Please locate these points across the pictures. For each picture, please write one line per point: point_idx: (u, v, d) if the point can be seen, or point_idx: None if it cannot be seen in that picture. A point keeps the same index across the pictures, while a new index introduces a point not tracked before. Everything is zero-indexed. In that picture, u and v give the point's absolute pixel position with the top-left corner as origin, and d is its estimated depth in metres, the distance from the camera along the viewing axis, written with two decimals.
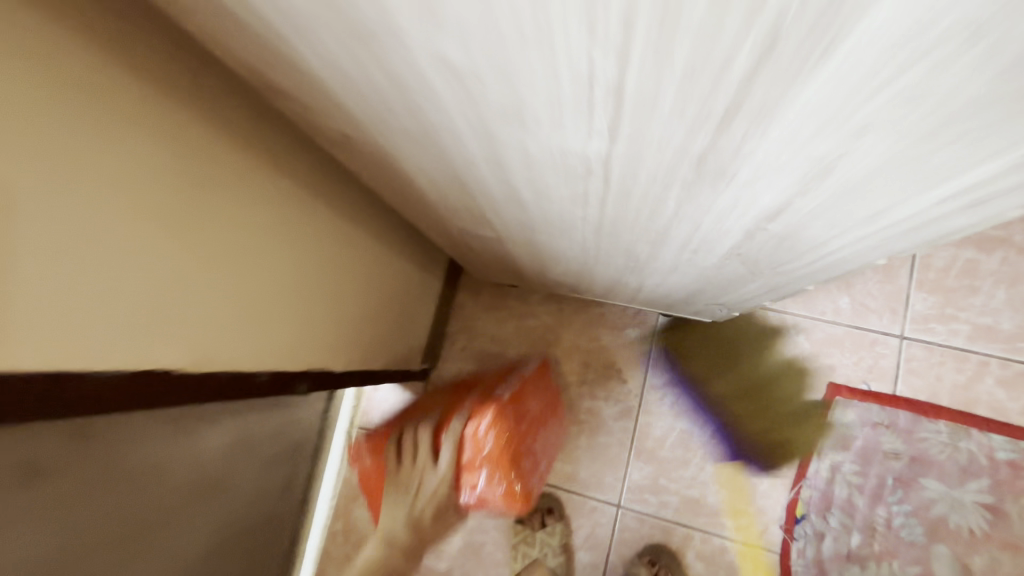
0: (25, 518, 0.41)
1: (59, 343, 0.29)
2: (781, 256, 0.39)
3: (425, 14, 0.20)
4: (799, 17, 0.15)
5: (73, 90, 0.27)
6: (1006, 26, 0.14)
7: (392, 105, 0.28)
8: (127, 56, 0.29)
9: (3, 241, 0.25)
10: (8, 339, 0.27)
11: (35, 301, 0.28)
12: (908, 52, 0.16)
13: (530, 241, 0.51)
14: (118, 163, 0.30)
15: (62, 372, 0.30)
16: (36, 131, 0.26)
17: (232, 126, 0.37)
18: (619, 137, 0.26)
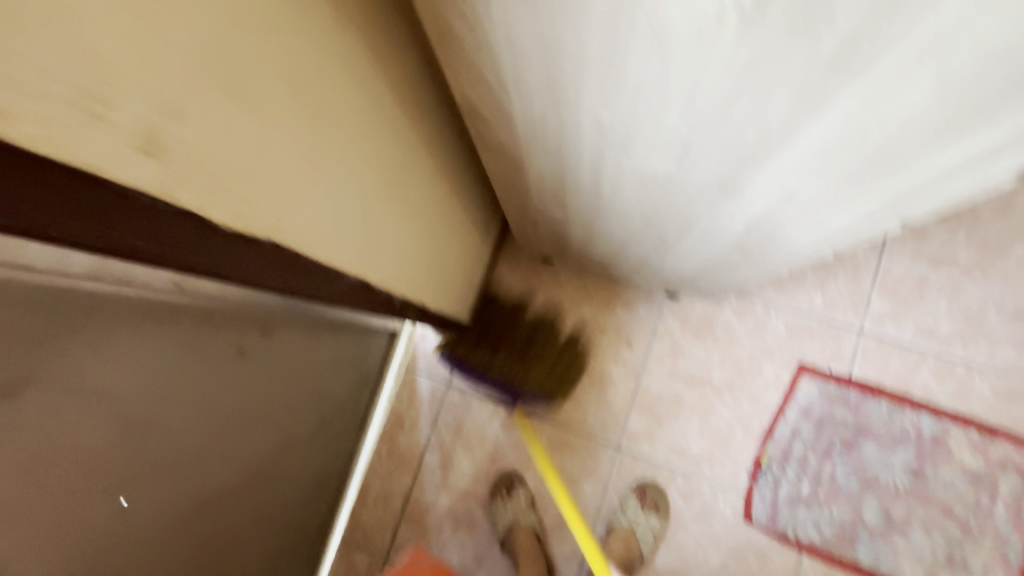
0: (236, 381, 0.64)
1: (342, 255, 0.48)
2: (768, 246, 0.59)
3: (596, 103, 0.39)
4: (776, 131, 0.35)
5: (395, 111, 0.45)
6: (859, 146, 0.34)
7: (544, 133, 0.47)
8: (419, 88, 0.47)
9: (349, 199, 0.44)
10: (336, 253, 0.47)
11: (350, 232, 0.47)
12: (826, 150, 0.36)
13: (590, 223, 0.71)
14: (396, 152, 0.48)
15: (342, 276, 0.50)
16: (377, 135, 0.44)
17: (441, 126, 0.55)
18: (679, 166, 0.45)
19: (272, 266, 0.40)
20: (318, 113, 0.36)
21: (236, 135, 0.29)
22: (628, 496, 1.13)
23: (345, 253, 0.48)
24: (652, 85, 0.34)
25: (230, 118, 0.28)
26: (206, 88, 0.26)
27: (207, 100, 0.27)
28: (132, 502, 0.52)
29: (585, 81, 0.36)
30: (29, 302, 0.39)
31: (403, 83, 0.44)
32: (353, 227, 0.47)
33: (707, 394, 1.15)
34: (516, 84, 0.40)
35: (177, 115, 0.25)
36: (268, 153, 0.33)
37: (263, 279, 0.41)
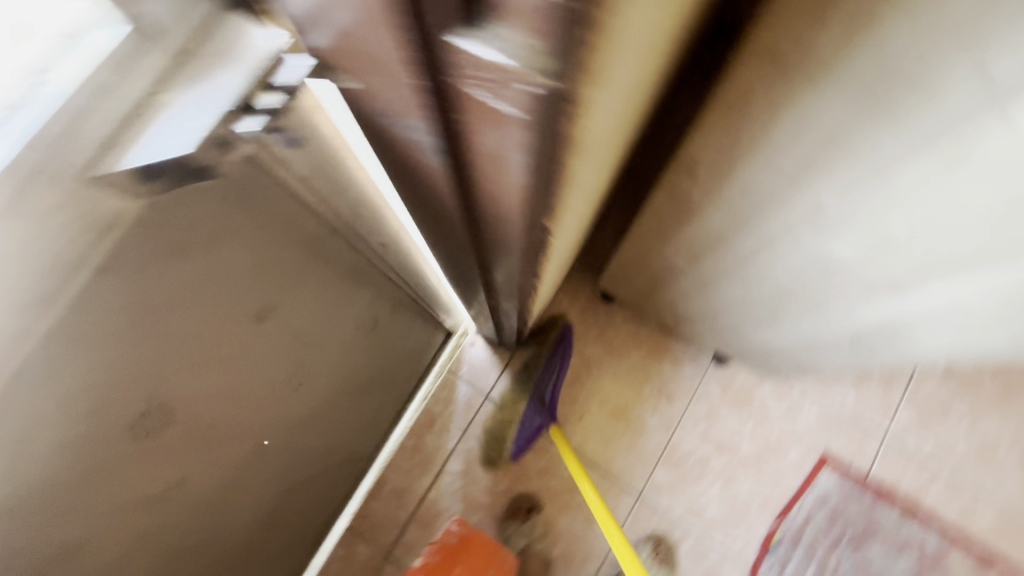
0: (360, 350, 0.66)
1: (551, 259, 0.51)
2: (886, 342, 0.65)
3: (835, 189, 0.44)
4: (1002, 251, 0.41)
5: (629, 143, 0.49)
6: None
7: (746, 200, 0.52)
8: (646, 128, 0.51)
9: (583, 213, 0.48)
10: (553, 258, 0.50)
11: (566, 242, 0.51)
12: None
13: (708, 280, 0.76)
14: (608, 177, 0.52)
15: (539, 278, 0.53)
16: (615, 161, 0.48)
17: (629, 161, 0.59)
18: (864, 257, 0.51)
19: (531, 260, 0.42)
20: (624, 139, 0.40)
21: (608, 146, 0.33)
22: (641, 544, 1.15)
23: (555, 257, 0.52)
24: (911, 190, 0.40)
25: (618, 134, 0.32)
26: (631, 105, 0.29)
27: (626, 113, 0.30)
28: (269, 441, 0.54)
29: (842, 171, 0.42)
30: (311, 235, 0.39)
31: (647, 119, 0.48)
32: (569, 237, 0.51)
33: (734, 463, 1.19)
34: (765, 155, 0.45)
35: (620, 120, 0.28)
36: (604, 164, 0.36)
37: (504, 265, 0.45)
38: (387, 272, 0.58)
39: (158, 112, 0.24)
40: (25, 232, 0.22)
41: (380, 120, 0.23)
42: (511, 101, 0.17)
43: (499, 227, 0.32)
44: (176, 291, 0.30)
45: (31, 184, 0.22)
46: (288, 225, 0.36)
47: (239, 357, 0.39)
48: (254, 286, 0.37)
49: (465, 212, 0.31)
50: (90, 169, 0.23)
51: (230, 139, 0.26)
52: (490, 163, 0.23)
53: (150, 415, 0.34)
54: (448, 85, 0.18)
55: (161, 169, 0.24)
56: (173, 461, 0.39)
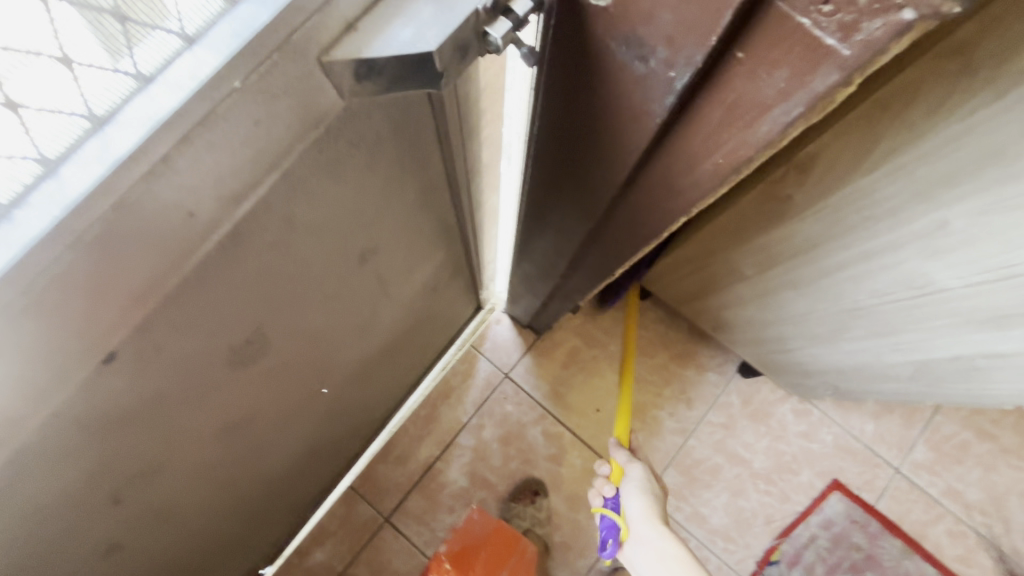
0: (416, 311, 0.64)
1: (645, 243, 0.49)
2: (954, 376, 0.63)
3: (971, 210, 0.42)
4: None
5: None
6: None
7: (856, 210, 0.50)
8: None
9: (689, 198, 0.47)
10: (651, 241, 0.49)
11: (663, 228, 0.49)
12: None
13: (771, 290, 0.74)
14: None
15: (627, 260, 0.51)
16: None
17: None
18: (971, 286, 0.49)
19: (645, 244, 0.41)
20: None
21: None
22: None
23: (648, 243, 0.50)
24: None
25: None
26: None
27: None
28: (325, 390, 0.52)
29: (989, 192, 0.40)
30: (431, 181, 0.37)
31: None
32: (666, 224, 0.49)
33: (744, 476, 1.19)
34: (904, 162, 0.43)
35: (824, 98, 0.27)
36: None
37: (606, 243, 0.44)
38: (462, 240, 0.56)
39: (393, 17, 0.22)
40: (250, 129, 0.21)
41: (616, 60, 0.23)
42: (834, 27, 0.18)
43: (656, 197, 0.32)
44: (312, 217, 0.28)
45: (267, 77, 0.20)
46: (420, 165, 0.34)
47: (335, 295, 0.37)
48: (371, 224, 0.35)
49: (633, 175, 0.30)
50: (327, 53, 0.21)
51: (470, 45, 0.23)
52: (727, 110, 0.23)
53: (251, 342, 0.32)
54: (757, 17, 0.19)
55: (376, 66, 0.22)
56: (255, 392, 0.37)
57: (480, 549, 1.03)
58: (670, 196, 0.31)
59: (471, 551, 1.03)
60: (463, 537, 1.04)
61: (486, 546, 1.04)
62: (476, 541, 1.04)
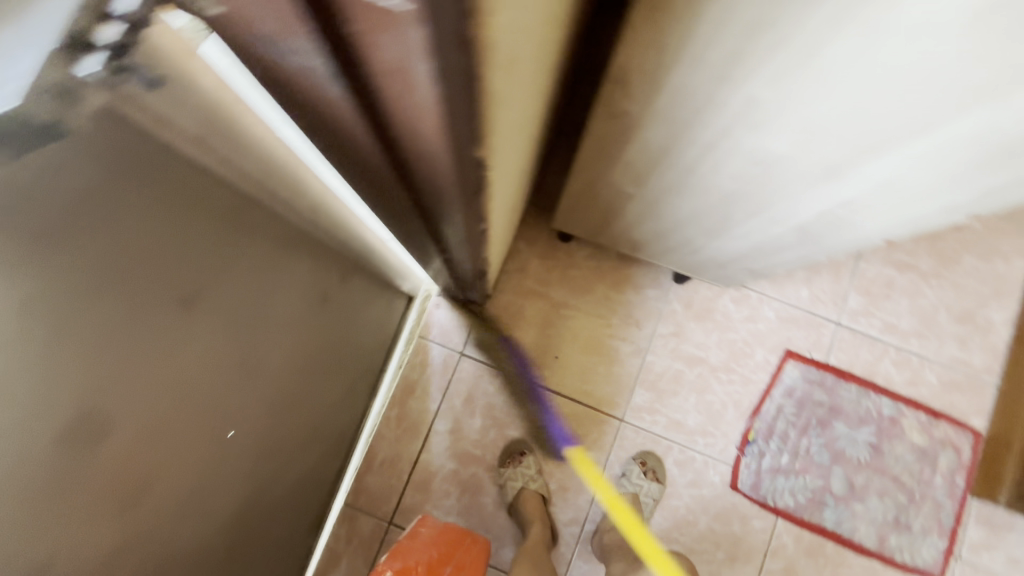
0: (318, 325, 0.65)
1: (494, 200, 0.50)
2: (829, 231, 0.67)
3: (765, 78, 0.44)
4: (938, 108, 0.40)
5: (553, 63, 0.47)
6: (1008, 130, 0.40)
7: (681, 107, 0.52)
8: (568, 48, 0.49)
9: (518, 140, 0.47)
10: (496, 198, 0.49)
11: (504, 180, 0.49)
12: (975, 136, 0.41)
13: (657, 201, 0.77)
14: (537, 102, 0.51)
15: (488, 218, 0.52)
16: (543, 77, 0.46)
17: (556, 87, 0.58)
18: (799, 146, 0.51)
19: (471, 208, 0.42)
20: (548, 43, 0.38)
21: (529, 60, 0.31)
22: (631, 465, 1.21)
23: (497, 198, 0.51)
24: (833, 67, 0.40)
25: (534, 35, 0.30)
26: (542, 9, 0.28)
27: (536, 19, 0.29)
28: (235, 433, 0.52)
29: (768, 58, 0.41)
30: (222, 208, 0.38)
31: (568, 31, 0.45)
32: (507, 173, 0.49)
33: (704, 373, 1.25)
34: (693, 54, 0.44)
35: (529, 31, 0.27)
36: (530, 86, 0.34)
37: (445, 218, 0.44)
38: (317, 250, 0.57)
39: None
40: None
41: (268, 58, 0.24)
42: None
43: (428, 169, 0.32)
44: (75, 286, 0.29)
45: None
46: (190, 199, 0.34)
47: (177, 345, 0.38)
48: (169, 270, 0.35)
49: (388, 154, 0.31)
50: None
51: (76, 90, 0.25)
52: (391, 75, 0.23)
53: (87, 419, 0.33)
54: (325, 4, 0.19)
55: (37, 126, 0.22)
56: (132, 463, 0.38)
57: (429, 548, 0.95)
58: (430, 162, 0.31)
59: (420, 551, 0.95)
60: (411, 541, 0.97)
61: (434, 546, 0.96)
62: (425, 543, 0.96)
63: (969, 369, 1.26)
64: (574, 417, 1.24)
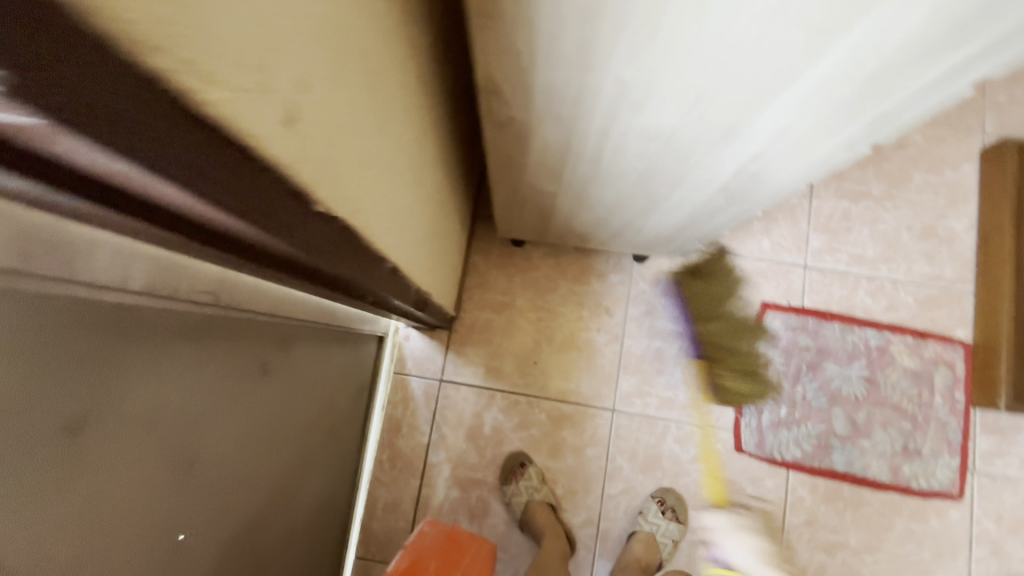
0: (266, 398, 0.63)
1: (386, 239, 0.48)
2: (749, 189, 0.66)
3: (624, 62, 0.43)
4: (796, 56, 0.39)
5: (420, 89, 0.46)
6: (870, 63, 0.39)
7: (561, 104, 0.51)
8: (437, 70, 0.48)
9: (394, 175, 0.45)
10: (385, 237, 0.48)
11: (391, 217, 0.48)
12: (839, 74, 0.40)
13: (580, 193, 0.76)
14: (418, 130, 0.49)
15: (387, 259, 0.50)
16: (411, 106, 0.45)
17: (447, 108, 0.56)
18: (685, 117, 0.50)
19: (352, 255, 0.41)
20: (384, 81, 0.37)
21: (336, 106, 0.30)
22: (648, 502, 1.16)
23: (389, 236, 0.49)
24: (682, 40, 0.39)
25: (334, 86, 0.29)
26: (322, 57, 0.27)
27: (327, 71, 0.27)
28: (182, 534, 0.49)
29: (619, 42, 0.40)
30: (91, 323, 0.35)
31: (427, 57, 0.44)
32: (393, 210, 0.48)
33: (686, 345, 1.24)
34: (547, 53, 0.43)
35: (310, 87, 0.26)
36: (356, 130, 0.33)
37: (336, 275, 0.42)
38: (244, 332, 0.54)
39: None
40: None
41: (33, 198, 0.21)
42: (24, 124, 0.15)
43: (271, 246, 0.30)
44: None
45: None
46: (38, 327, 0.32)
47: (67, 477, 0.36)
48: (33, 405, 0.32)
49: (221, 245, 0.28)
50: None
51: None
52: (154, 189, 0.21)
53: None
54: (20, 156, 0.16)
55: None
56: None
57: (435, 556, 0.93)
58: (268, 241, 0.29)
59: (425, 559, 0.92)
60: (415, 548, 0.94)
61: (440, 553, 0.94)
62: (427, 553, 0.93)
63: (942, 282, 1.26)
64: (567, 417, 1.22)
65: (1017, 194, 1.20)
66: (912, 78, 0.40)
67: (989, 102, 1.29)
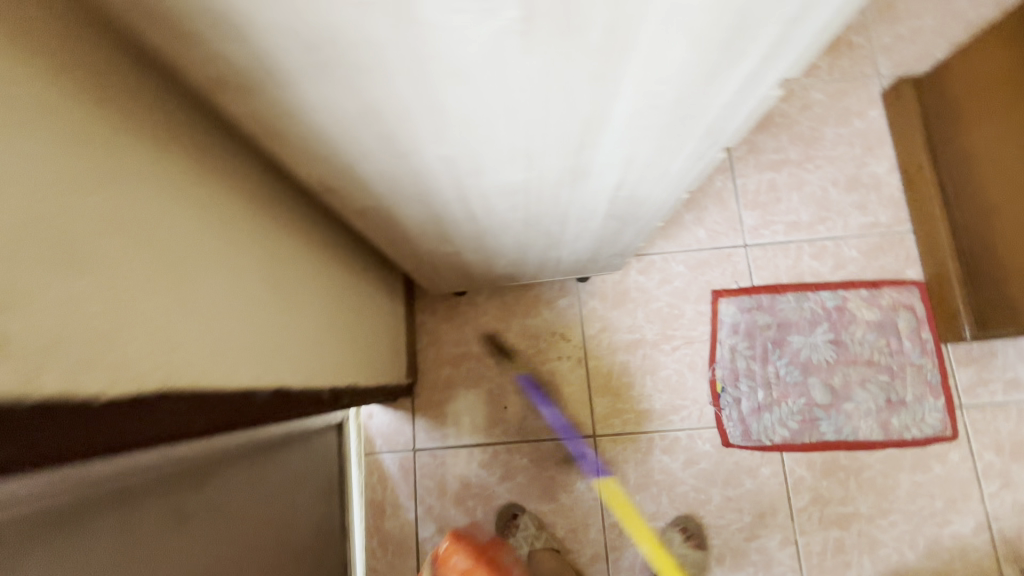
0: (197, 547, 0.58)
1: (251, 371, 0.45)
2: (633, 209, 0.65)
3: (435, 143, 0.41)
4: (594, 102, 0.38)
5: (239, 215, 0.44)
6: (667, 91, 0.38)
7: (401, 186, 0.50)
8: (260, 190, 0.47)
9: (232, 308, 0.43)
10: (246, 370, 0.45)
11: (247, 347, 0.45)
12: (644, 106, 0.39)
13: (478, 246, 0.74)
14: (258, 251, 0.47)
15: (263, 388, 0.47)
16: (231, 237, 0.43)
17: (299, 213, 0.55)
18: (529, 171, 0.49)
19: (191, 412, 0.38)
20: (162, 235, 0.35)
21: (53, 299, 0.27)
22: (671, 532, 1.12)
23: (256, 366, 0.46)
24: (476, 114, 0.38)
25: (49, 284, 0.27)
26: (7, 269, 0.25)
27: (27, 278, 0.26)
28: None
29: (418, 129, 0.39)
30: None
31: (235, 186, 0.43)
32: (246, 340, 0.45)
33: (649, 353, 1.22)
34: (355, 149, 0.41)
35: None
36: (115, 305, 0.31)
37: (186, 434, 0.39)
38: (103, 509, 0.46)
39: None
40: None
41: None
42: None
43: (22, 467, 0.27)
44: None
45: None
46: None
47: None
48: None
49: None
50: None
51: None
52: None
53: None
54: None
55: None
56: None
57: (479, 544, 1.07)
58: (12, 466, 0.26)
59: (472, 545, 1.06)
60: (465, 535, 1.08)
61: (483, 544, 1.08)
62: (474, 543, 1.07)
63: (881, 228, 1.26)
64: (549, 455, 1.18)
65: (926, 128, 1.21)
66: (716, 96, 0.39)
67: (876, 47, 1.32)
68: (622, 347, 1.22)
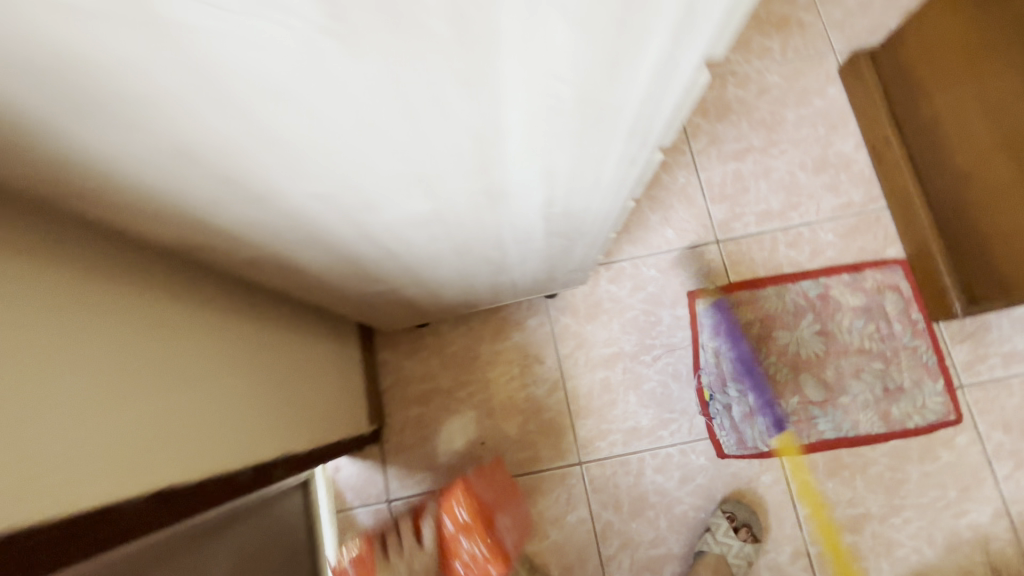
0: None
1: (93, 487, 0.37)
2: (577, 224, 0.58)
3: (298, 176, 0.34)
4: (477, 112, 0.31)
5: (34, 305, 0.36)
6: (564, 92, 0.31)
7: (284, 229, 0.42)
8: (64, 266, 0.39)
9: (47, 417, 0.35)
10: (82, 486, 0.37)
11: (83, 458, 0.37)
12: (543, 110, 0.32)
13: (414, 280, 0.66)
14: (81, 342, 0.39)
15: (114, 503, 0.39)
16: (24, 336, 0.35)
17: (141, 283, 0.47)
18: (433, 199, 0.42)
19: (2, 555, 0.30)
20: None
21: None
22: (716, 519, 1.05)
23: (99, 479, 0.38)
24: (332, 139, 0.31)
25: None
26: None
27: None
28: None
29: (267, 161, 0.32)
30: None
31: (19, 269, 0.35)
32: (78, 450, 0.37)
33: (629, 366, 1.14)
34: (202, 190, 0.35)
35: None
36: None
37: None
38: None
39: None
40: None
41: None
42: None
43: None
44: None
45: None
46: None
47: None
48: None
49: None
50: None
51: None
52: None
53: None
54: None
55: None
56: None
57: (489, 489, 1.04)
58: None
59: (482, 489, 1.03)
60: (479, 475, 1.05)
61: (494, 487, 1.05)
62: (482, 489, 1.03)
63: (856, 208, 1.20)
64: (534, 489, 1.10)
65: (889, 101, 1.16)
66: (626, 93, 0.33)
67: (828, 22, 1.27)
68: (600, 362, 1.15)
